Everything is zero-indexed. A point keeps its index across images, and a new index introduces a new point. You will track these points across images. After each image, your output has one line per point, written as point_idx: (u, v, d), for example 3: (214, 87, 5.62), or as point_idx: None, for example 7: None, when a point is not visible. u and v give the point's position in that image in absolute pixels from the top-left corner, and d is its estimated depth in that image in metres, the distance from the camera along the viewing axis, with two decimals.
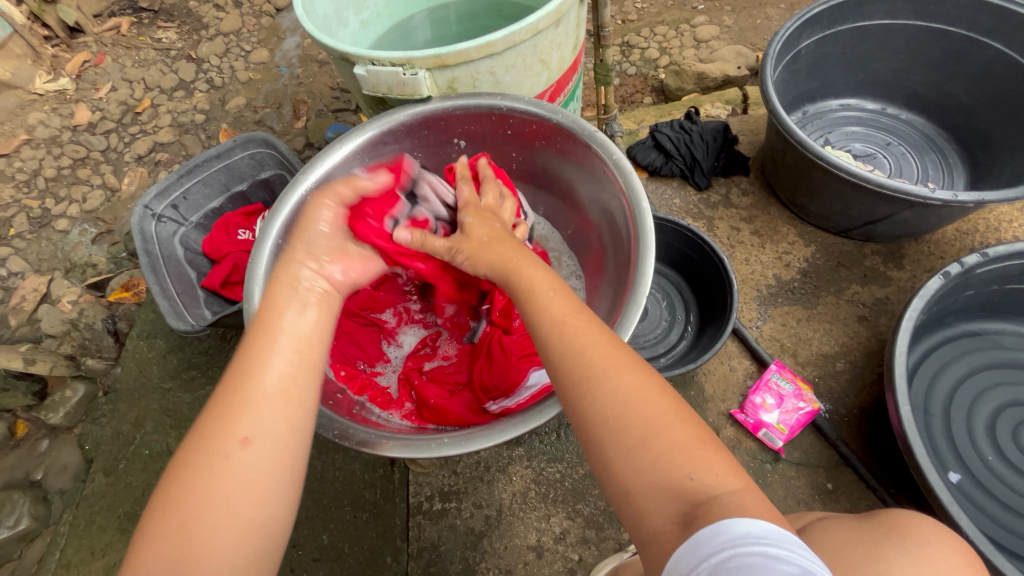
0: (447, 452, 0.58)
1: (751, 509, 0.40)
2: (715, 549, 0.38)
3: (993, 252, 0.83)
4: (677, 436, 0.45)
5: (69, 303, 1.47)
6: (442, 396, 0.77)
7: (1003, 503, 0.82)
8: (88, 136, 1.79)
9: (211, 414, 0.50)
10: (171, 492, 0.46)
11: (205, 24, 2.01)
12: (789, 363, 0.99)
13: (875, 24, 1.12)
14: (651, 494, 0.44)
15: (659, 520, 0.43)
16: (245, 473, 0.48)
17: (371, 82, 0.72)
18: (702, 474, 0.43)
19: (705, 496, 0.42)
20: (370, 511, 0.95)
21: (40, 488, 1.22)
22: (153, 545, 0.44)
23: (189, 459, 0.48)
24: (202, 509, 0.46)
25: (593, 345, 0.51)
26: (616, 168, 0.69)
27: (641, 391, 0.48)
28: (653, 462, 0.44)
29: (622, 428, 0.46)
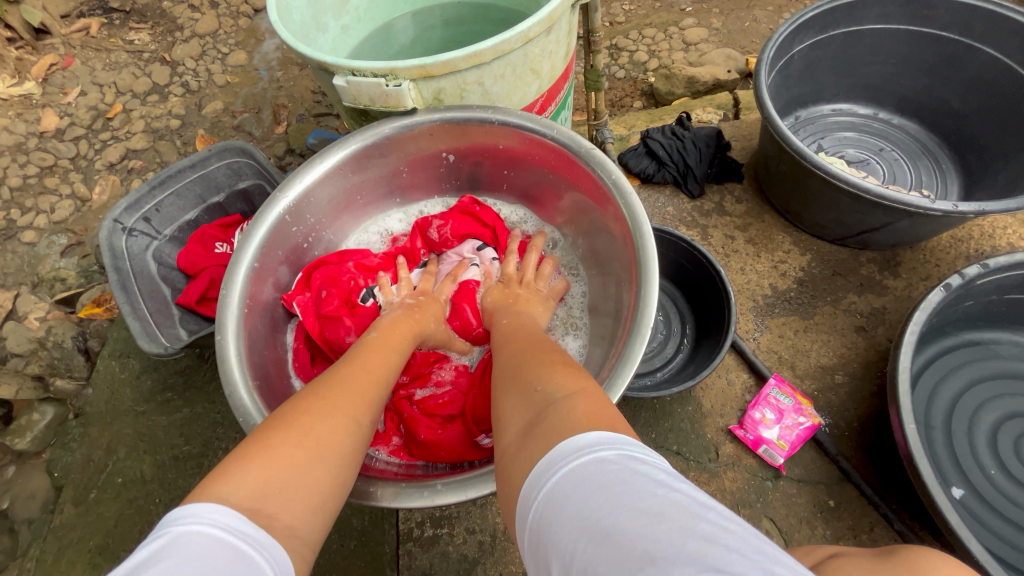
0: (440, 502, 0.55)
1: (577, 405, 0.43)
2: (556, 467, 0.37)
3: (993, 263, 0.82)
4: (543, 369, 0.52)
5: (36, 320, 1.40)
6: (434, 428, 0.73)
7: (1006, 518, 0.81)
8: (57, 143, 1.71)
9: (329, 389, 0.55)
10: (294, 427, 0.48)
11: (180, 25, 1.93)
12: (788, 376, 0.97)
13: (867, 28, 1.10)
14: (514, 408, 0.48)
15: (512, 434, 0.46)
16: (351, 446, 0.51)
17: (352, 93, 0.68)
18: (545, 386, 0.48)
19: (546, 404, 0.45)
20: (358, 539, 0.92)
21: (7, 519, 1.15)
22: (262, 455, 0.45)
23: (309, 408, 0.51)
24: (312, 448, 0.47)
25: (507, 329, 0.66)
26: (614, 189, 0.66)
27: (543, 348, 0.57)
28: (521, 392, 0.50)
29: (506, 375, 0.54)
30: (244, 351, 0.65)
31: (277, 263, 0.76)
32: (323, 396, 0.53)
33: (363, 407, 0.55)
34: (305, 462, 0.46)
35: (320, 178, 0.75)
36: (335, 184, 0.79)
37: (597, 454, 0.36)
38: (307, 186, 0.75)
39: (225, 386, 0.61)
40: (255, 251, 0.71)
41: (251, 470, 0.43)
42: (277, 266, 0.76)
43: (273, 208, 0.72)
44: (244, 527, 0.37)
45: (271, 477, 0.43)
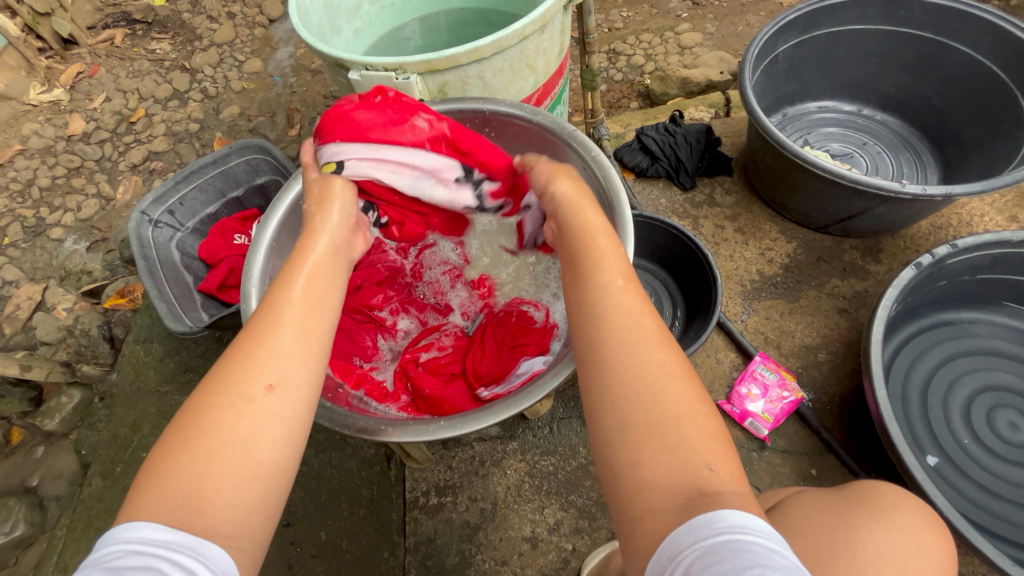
0: (442, 434, 0.60)
1: (754, 509, 0.40)
2: (714, 531, 0.38)
3: (962, 243, 0.87)
4: (705, 426, 0.44)
5: (64, 310, 1.48)
6: (437, 387, 0.79)
7: (978, 484, 0.85)
8: (83, 145, 1.80)
9: (225, 369, 0.49)
10: (178, 445, 0.45)
11: (199, 34, 2.04)
12: (773, 354, 1.02)
13: (848, 29, 1.17)
14: (665, 466, 0.42)
15: (662, 497, 0.41)
16: (265, 419, 0.47)
17: (365, 86, 0.75)
18: (720, 467, 0.42)
19: (713, 491, 0.40)
20: (368, 507, 0.97)
21: (36, 495, 1.22)
22: (162, 477, 0.44)
23: (195, 412, 0.47)
24: (211, 452, 0.45)
25: (638, 321, 0.50)
26: (595, 164, 0.72)
27: (681, 375, 0.47)
28: (675, 446, 0.43)
29: (649, 407, 0.45)
30: None
31: (292, 248, 0.81)
32: (217, 386, 0.48)
33: (258, 371, 0.49)
34: (211, 464, 0.44)
35: None
36: None
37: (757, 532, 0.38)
38: None
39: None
40: (272, 232, 0.76)
41: (161, 487, 0.43)
42: (292, 250, 0.81)
43: (287, 195, 0.78)
44: (161, 538, 0.41)
45: (173, 494, 0.43)
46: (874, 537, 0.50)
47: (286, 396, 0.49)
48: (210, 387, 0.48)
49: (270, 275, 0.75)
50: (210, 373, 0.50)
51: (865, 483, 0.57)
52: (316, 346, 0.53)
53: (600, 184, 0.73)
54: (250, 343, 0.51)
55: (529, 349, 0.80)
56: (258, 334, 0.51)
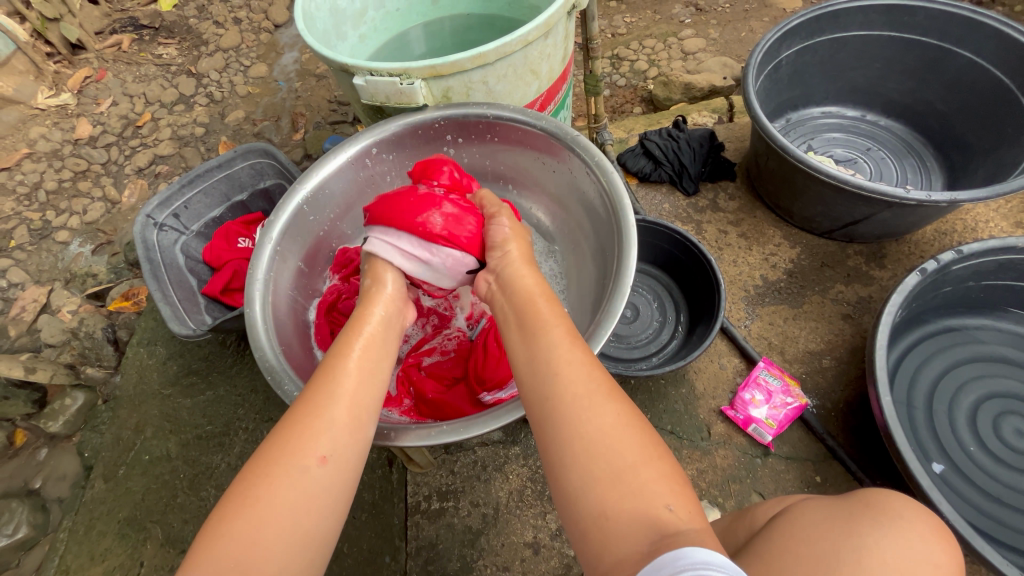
0: (446, 439, 0.60)
1: (712, 546, 0.42)
2: (678, 568, 0.38)
3: (968, 249, 0.86)
4: (654, 469, 0.46)
5: (69, 313, 1.49)
6: (439, 390, 0.81)
7: (985, 492, 0.84)
8: (90, 149, 1.81)
9: (281, 435, 0.51)
10: (236, 514, 0.46)
11: (205, 40, 2.05)
12: (777, 360, 1.01)
13: (851, 35, 1.17)
14: (621, 514, 0.44)
15: (630, 543, 0.42)
16: (315, 493, 0.49)
17: (370, 92, 0.76)
18: (677, 506, 0.44)
19: (674, 529, 0.42)
20: (369, 511, 0.95)
21: (39, 497, 1.22)
22: (215, 543, 0.45)
23: (254, 480, 0.48)
24: (267, 519, 0.46)
25: (571, 374, 0.52)
26: (598, 170, 0.73)
27: (635, 422, 0.49)
28: (628, 496, 0.44)
29: (596, 465, 0.46)
30: (271, 323, 0.71)
31: (296, 254, 0.82)
32: (269, 453, 0.50)
33: (316, 440, 0.51)
34: (258, 533, 0.45)
35: (335, 171, 0.81)
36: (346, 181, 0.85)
37: (718, 572, 0.38)
38: (324, 178, 0.80)
39: (255, 350, 0.66)
40: (278, 235, 0.76)
41: (210, 553, 0.44)
42: (297, 253, 0.82)
43: (291, 200, 0.78)
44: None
45: (227, 559, 0.44)
46: (879, 546, 0.50)
47: (339, 467, 0.51)
48: (269, 454, 0.50)
49: (275, 277, 0.76)
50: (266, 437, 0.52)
51: (867, 489, 0.56)
52: (365, 417, 0.55)
53: (603, 189, 0.73)
54: (305, 408, 0.53)
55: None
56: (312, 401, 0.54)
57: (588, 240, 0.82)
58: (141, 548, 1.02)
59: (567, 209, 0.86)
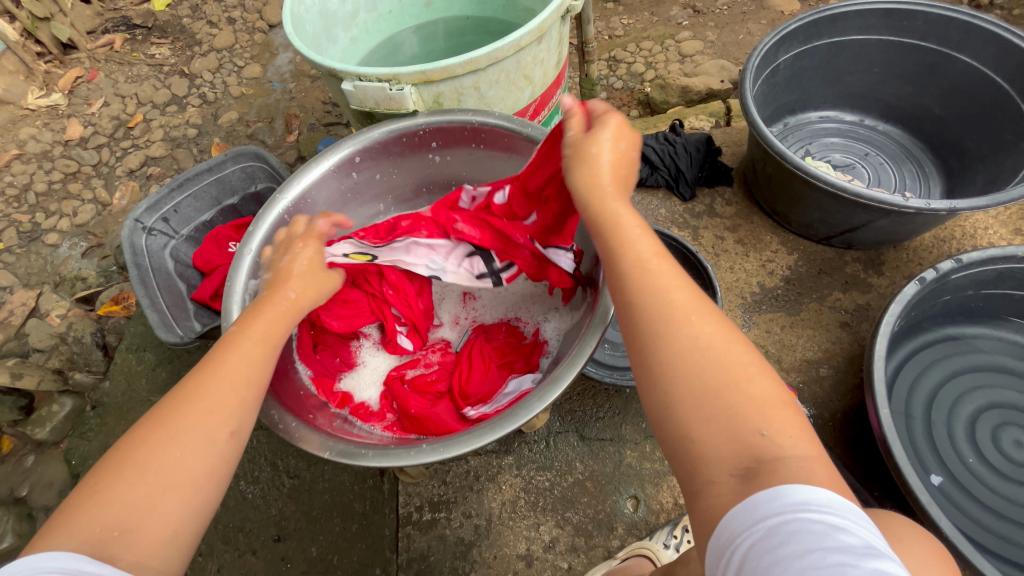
0: (426, 458, 0.59)
1: (820, 476, 0.41)
2: (775, 511, 0.39)
3: (967, 258, 0.85)
4: (756, 393, 0.45)
5: (58, 316, 1.46)
6: (423, 405, 0.79)
7: (984, 505, 0.83)
8: (80, 151, 1.79)
9: (177, 404, 0.52)
10: (123, 477, 0.47)
11: (199, 40, 2.03)
12: (774, 369, 1.00)
13: (850, 39, 1.16)
14: (712, 440, 0.44)
15: (719, 469, 0.43)
16: (212, 460, 0.51)
17: (359, 97, 0.74)
18: (773, 432, 0.43)
19: (773, 457, 0.42)
20: (360, 522, 0.96)
21: (26, 504, 1.21)
22: (97, 508, 0.46)
23: (144, 445, 0.49)
24: (162, 487, 0.48)
25: (673, 290, 0.50)
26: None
27: (721, 343, 0.47)
28: (725, 416, 0.44)
29: (697, 378, 0.46)
30: None
31: None
32: (171, 419, 0.51)
33: (216, 415, 0.52)
34: (148, 500, 0.47)
35: (317, 180, 0.80)
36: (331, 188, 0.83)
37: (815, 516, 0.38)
38: (305, 187, 0.79)
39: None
40: (257, 246, 0.74)
41: (92, 513, 0.45)
42: None
43: (272, 209, 0.76)
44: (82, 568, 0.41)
45: (109, 525, 0.45)
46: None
47: (240, 443, 0.53)
48: (165, 420, 0.51)
49: (256, 288, 0.74)
50: (164, 403, 0.53)
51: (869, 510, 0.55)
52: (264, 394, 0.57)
53: None
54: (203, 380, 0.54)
55: (518, 367, 0.81)
56: (215, 376, 0.54)
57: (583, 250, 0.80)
58: None
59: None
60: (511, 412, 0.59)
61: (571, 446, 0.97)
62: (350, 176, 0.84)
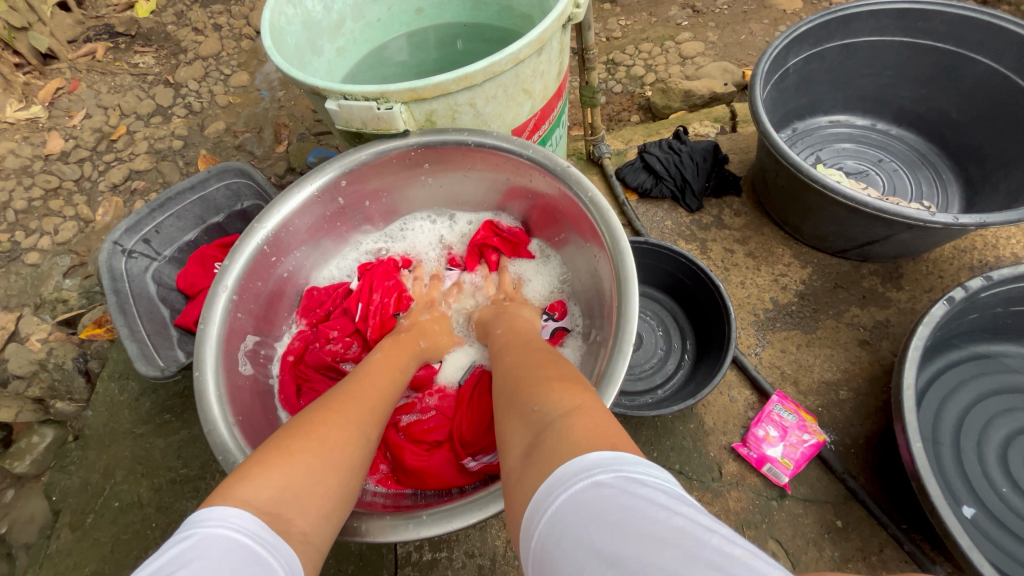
0: (425, 532, 0.58)
1: (578, 424, 0.44)
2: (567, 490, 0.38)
3: (997, 275, 0.80)
4: (535, 386, 0.53)
5: (39, 341, 1.40)
6: (419, 457, 0.74)
7: (1020, 538, 0.78)
8: (61, 165, 1.72)
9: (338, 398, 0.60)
10: (299, 444, 0.51)
11: (184, 47, 1.96)
12: (791, 392, 0.95)
13: (862, 41, 1.10)
14: (515, 434, 0.49)
15: (515, 457, 0.47)
16: (361, 456, 0.56)
17: (344, 117, 0.68)
18: (542, 406, 0.49)
19: (545, 424, 0.46)
20: (355, 564, 0.90)
21: (5, 543, 1.15)
22: (278, 466, 0.48)
23: (316, 425, 0.54)
24: (330, 463, 0.51)
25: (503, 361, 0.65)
26: (592, 207, 0.68)
27: (533, 368, 0.58)
28: (520, 416, 0.50)
29: (505, 403, 0.55)
30: (224, 387, 0.65)
31: (254, 292, 0.77)
32: (342, 411, 0.57)
33: (371, 421, 0.60)
34: (320, 471, 0.50)
35: (297, 208, 0.76)
36: (313, 213, 0.80)
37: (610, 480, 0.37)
38: (285, 216, 0.75)
39: (203, 424, 0.61)
40: (232, 283, 0.71)
41: (275, 470, 0.47)
42: (256, 299, 0.77)
43: (248, 241, 0.72)
44: (265, 535, 0.41)
45: (288, 482, 0.47)
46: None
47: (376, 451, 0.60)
48: (339, 410, 0.58)
49: (230, 328, 0.70)
50: (327, 400, 0.60)
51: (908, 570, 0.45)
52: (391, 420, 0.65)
53: (596, 226, 0.68)
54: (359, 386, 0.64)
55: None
56: (371, 387, 0.65)
57: (589, 277, 0.78)
58: None
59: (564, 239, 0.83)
60: None
61: None
62: (334, 200, 0.80)
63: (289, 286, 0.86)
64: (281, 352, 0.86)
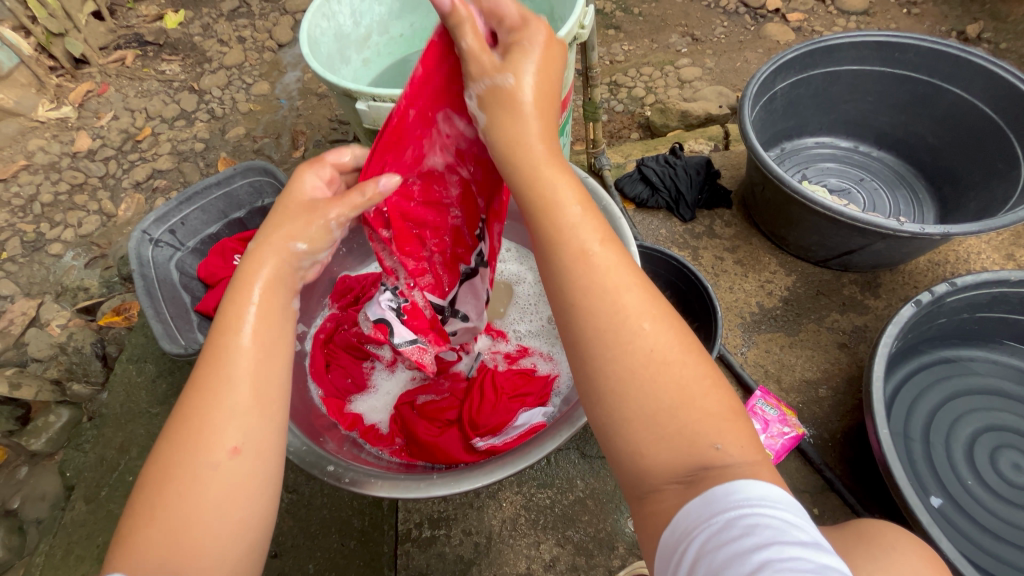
0: (436, 492, 0.59)
1: (765, 478, 0.43)
2: (731, 504, 0.40)
3: (961, 281, 0.88)
4: (709, 407, 0.46)
5: (58, 326, 1.46)
6: (432, 433, 0.80)
7: (985, 528, 0.83)
8: (88, 163, 1.81)
9: (183, 430, 0.48)
10: (148, 515, 0.46)
11: (209, 57, 2.07)
12: (773, 389, 1.01)
13: (844, 69, 1.20)
14: (661, 449, 0.45)
15: (664, 479, 0.44)
16: (234, 483, 0.48)
17: (372, 116, 0.77)
18: (727, 444, 0.44)
19: (720, 466, 0.43)
20: (357, 539, 0.95)
21: (16, 517, 1.19)
22: (138, 548, 0.45)
23: (161, 477, 0.47)
24: (184, 520, 0.46)
25: (627, 291, 0.49)
26: (605, 215, 0.73)
27: (676, 354, 0.47)
28: (674, 434, 0.45)
29: (650, 391, 0.46)
30: None
31: None
32: (180, 452, 0.48)
33: (213, 434, 0.48)
34: (183, 531, 0.45)
35: None
36: None
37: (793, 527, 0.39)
38: None
39: None
40: None
41: (130, 561, 0.45)
42: None
43: None
44: None
45: (153, 563, 0.45)
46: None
47: (252, 452, 0.49)
48: (175, 461, 0.48)
49: None
50: (170, 437, 0.49)
51: (862, 520, 0.53)
52: (274, 393, 0.51)
53: (609, 233, 0.73)
54: (202, 399, 0.49)
55: (528, 400, 0.81)
56: (225, 379, 0.50)
57: None
58: None
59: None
60: (523, 450, 0.60)
61: (572, 463, 0.97)
62: None
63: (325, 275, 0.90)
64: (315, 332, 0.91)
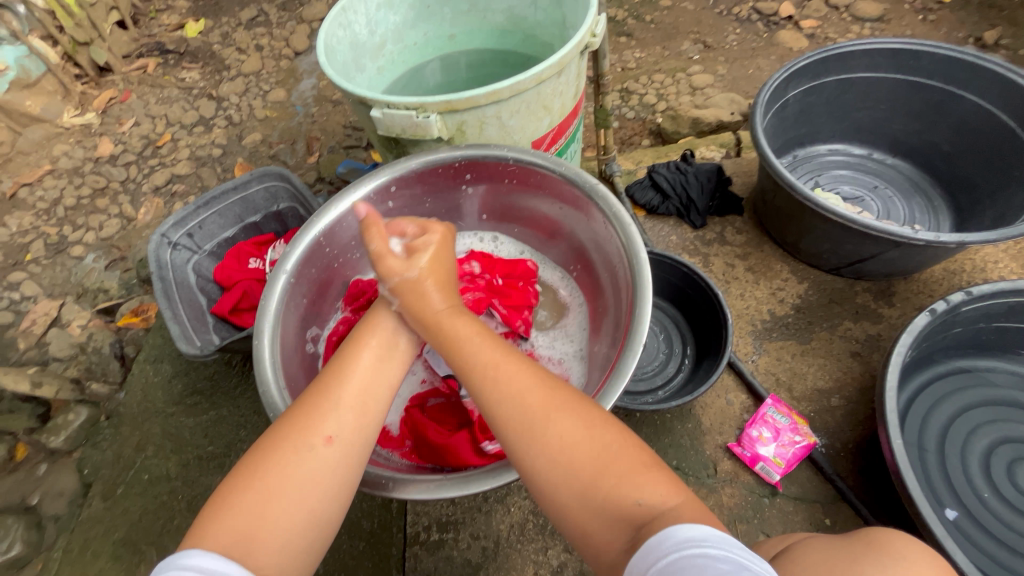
0: (445, 493, 0.60)
1: (686, 518, 0.46)
2: (667, 551, 0.43)
3: (977, 290, 0.86)
4: (625, 464, 0.51)
5: (78, 327, 1.49)
6: (442, 435, 0.81)
7: (1002, 542, 0.82)
8: (110, 167, 1.86)
9: (293, 419, 0.57)
10: (241, 489, 0.52)
11: (228, 65, 2.12)
12: (784, 397, 1.00)
13: (858, 76, 1.19)
14: (598, 523, 0.49)
15: (610, 542, 0.48)
16: (322, 472, 0.54)
17: (386, 124, 0.78)
18: (648, 497, 0.48)
19: (647, 518, 0.47)
20: (366, 541, 0.96)
21: (35, 513, 1.21)
22: (221, 519, 0.50)
23: (263, 452, 0.55)
24: (273, 496, 0.52)
25: (527, 393, 0.56)
26: (615, 221, 0.73)
27: (585, 429, 0.53)
28: (604, 498, 0.49)
29: (569, 470, 0.51)
30: (278, 358, 0.71)
31: (310, 282, 0.83)
32: (284, 435, 0.56)
33: (314, 427, 0.56)
34: (266, 510, 0.51)
35: (352, 206, 0.83)
36: None
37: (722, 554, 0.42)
38: (340, 213, 0.82)
39: (258, 385, 0.66)
40: (292, 267, 0.77)
41: (216, 524, 0.50)
42: (310, 285, 0.83)
43: (308, 232, 0.79)
44: (216, 566, 0.46)
45: (232, 532, 0.49)
46: None
47: (343, 448, 0.56)
48: (279, 442, 0.55)
49: (286, 309, 0.76)
50: (281, 424, 0.57)
51: (872, 528, 0.53)
52: (372, 406, 0.60)
53: (619, 239, 0.74)
54: (317, 398, 0.58)
55: None
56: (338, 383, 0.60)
57: (604, 292, 0.82)
58: (134, 572, 1.02)
59: (584, 253, 0.88)
60: None
61: None
62: (383, 202, 0.87)
63: (338, 277, 0.91)
64: (326, 334, 0.90)
